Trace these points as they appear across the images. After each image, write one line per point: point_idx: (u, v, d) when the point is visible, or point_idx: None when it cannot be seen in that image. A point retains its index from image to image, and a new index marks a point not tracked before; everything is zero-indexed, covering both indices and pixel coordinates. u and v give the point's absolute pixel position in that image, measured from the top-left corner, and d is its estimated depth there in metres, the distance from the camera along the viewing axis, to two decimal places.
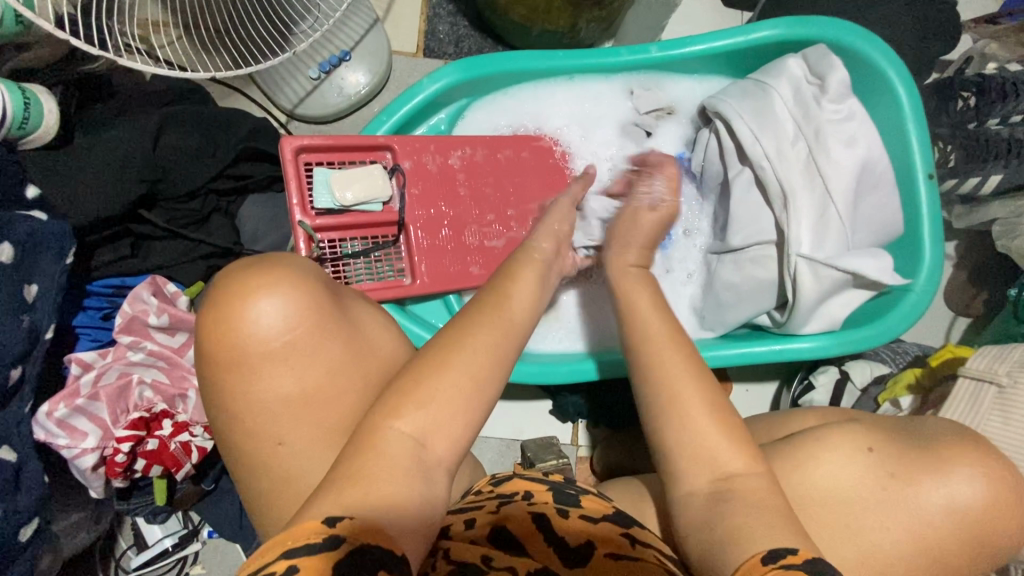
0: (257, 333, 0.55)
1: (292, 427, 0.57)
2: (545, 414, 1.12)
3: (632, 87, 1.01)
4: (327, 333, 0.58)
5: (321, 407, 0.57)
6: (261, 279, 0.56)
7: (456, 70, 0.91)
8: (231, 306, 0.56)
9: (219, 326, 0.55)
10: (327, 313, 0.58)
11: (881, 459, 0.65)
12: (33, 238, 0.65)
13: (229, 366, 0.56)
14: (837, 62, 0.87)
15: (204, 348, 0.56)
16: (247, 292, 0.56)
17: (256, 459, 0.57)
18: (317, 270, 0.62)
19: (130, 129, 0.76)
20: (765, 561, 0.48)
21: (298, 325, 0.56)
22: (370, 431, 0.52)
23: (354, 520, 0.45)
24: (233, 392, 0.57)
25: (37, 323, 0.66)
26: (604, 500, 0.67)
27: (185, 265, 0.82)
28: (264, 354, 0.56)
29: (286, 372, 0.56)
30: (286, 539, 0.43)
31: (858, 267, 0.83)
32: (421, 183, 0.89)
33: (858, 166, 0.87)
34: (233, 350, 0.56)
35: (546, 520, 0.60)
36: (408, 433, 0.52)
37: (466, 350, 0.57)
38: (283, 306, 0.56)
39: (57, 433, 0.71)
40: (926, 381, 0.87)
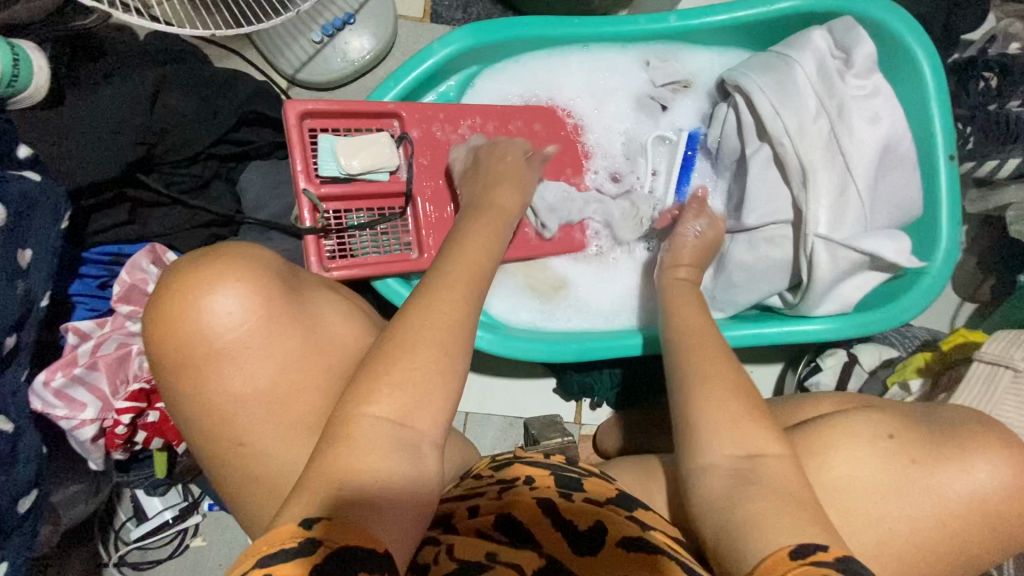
0: (202, 333, 0.53)
1: (282, 410, 0.55)
2: (549, 392, 1.11)
3: (648, 58, 0.98)
4: (279, 326, 0.56)
5: (285, 403, 0.56)
6: (201, 277, 0.54)
7: (466, 35, 0.87)
8: (173, 308, 0.53)
9: (162, 329, 0.53)
10: (278, 306, 0.56)
11: (902, 446, 0.64)
12: (26, 199, 0.62)
13: (179, 369, 0.54)
14: (864, 36, 0.84)
15: (153, 352, 0.54)
16: (190, 290, 0.54)
17: (261, 434, 0.55)
18: (265, 259, 0.59)
19: (126, 88, 0.72)
20: (793, 556, 0.46)
21: (245, 322, 0.54)
22: (347, 421, 0.49)
23: (332, 521, 0.43)
24: (192, 394, 0.55)
25: (32, 289, 0.62)
26: (606, 483, 0.66)
27: (183, 233, 0.79)
28: (211, 354, 0.54)
29: (237, 371, 0.54)
30: (261, 546, 0.41)
31: (875, 249, 0.81)
32: (429, 154, 0.86)
33: (881, 144, 0.85)
34: (180, 350, 0.54)
35: (554, 505, 0.60)
36: (386, 418, 0.49)
37: (431, 322, 0.54)
38: (232, 301, 0.54)
39: (54, 403, 0.68)
40: (937, 364, 0.87)
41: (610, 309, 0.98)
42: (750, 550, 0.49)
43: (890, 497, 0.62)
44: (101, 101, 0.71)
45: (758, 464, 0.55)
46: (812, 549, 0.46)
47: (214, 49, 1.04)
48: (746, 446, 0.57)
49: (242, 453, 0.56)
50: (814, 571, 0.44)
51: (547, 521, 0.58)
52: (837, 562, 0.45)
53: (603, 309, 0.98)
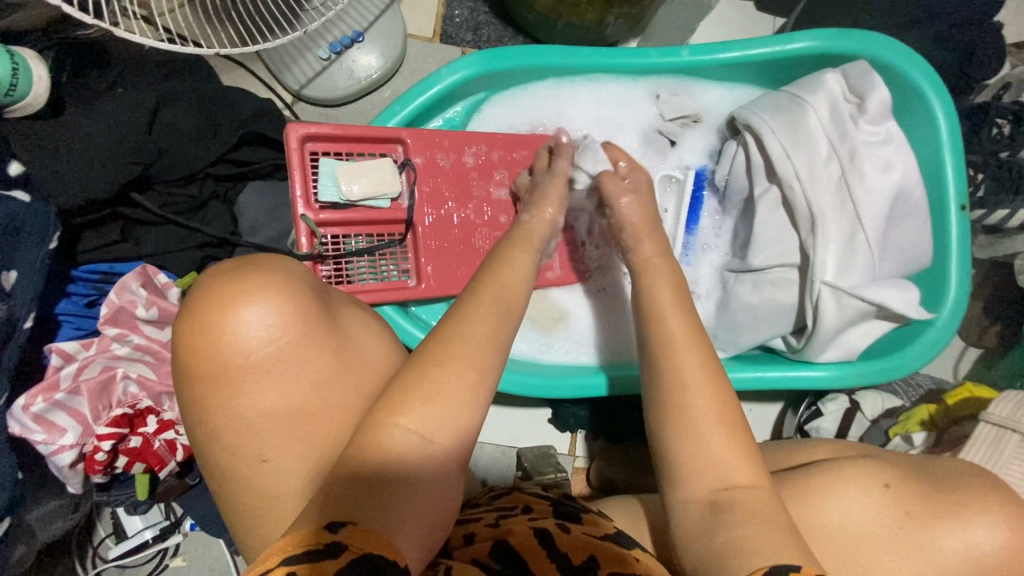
0: (239, 344, 0.51)
1: (275, 445, 0.53)
2: (543, 422, 1.09)
3: (658, 91, 0.97)
4: (315, 344, 0.53)
5: (311, 424, 0.53)
6: (239, 288, 0.51)
7: (476, 61, 0.86)
8: (210, 315, 0.51)
9: (196, 338, 0.51)
10: (316, 322, 0.54)
11: (897, 497, 0.62)
12: (15, 221, 0.60)
13: (210, 381, 0.52)
14: (878, 81, 0.83)
15: (181, 362, 0.52)
16: (228, 300, 0.51)
17: (238, 480, 0.53)
18: (302, 272, 0.57)
19: (126, 105, 0.70)
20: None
21: (282, 336, 0.52)
22: (371, 438, 0.47)
23: (356, 526, 0.42)
24: (218, 406, 0.52)
25: (15, 311, 0.61)
26: (606, 521, 0.63)
27: (176, 254, 0.77)
28: (244, 367, 0.51)
29: (271, 387, 0.52)
30: (285, 546, 0.40)
31: (883, 299, 0.79)
32: (432, 181, 0.85)
33: (893, 191, 0.83)
34: (213, 361, 0.51)
35: (548, 534, 0.58)
36: (415, 431, 0.48)
37: (463, 341, 0.53)
38: (268, 313, 0.51)
39: (34, 428, 0.66)
40: (941, 420, 0.85)
41: (618, 343, 0.96)
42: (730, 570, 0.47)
43: (886, 560, 0.59)
44: (97, 115, 0.69)
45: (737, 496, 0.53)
46: (784, 568, 0.45)
47: (222, 61, 1.04)
48: (725, 476, 0.54)
49: (222, 490, 0.54)
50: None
51: (539, 547, 0.56)
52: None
53: (611, 341, 0.96)
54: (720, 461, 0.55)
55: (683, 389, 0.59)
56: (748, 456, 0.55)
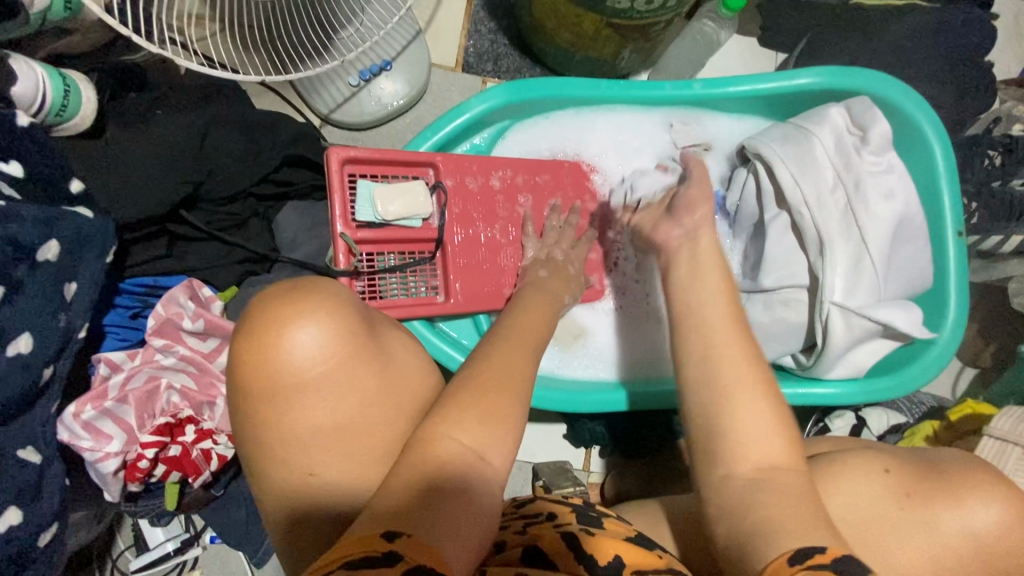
0: (292, 364, 0.54)
1: (323, 459, 0.56)
2: (558, 437, 1.12)
3: (672, 121, 1.03)
4: (362, 363, 0.57)
5: (357, 439, 0.56)
6: (294, 309, 0.54)
7: (503, 91, 0.91)
8: (266, 335, 0.54)
9: (252, 358, 0.54)
10: (363, 342, 0.57)
11: (897, 479, 0.66)
12: (80, 236, 0.63)
13: (264, 398, 0.55)
14: (880, 116, 0.89)
15: (237, 379, 0.55)
16: (282, 321, 0.54)
17: (298, 481, 0.56)
18: (348, 294, 0.60)
19: (179, 129, 0.75)
20: (792, 562, 0.48)
21: (333, 357, 0.55)
22: (425, 444, 0.52)
23: (411, 538, 0.45)
24: (273, 420, 0.55)
25: (73, 322, 0.64)
26: (624, 524, 0.67)
27: (220, 269, 0.80)
28: (297, 384, 0.54)
29: (321, 404, 0.55)
30: (347, 548, 0.44)
31: (889, 319, 0.84)
32: (461, 203, 0.89)
33: (896, 218, 0.88)
34: (269, 379, 0.54)
35: (575, 538, 0.60)
36: (468, 446, 0.53)
37: (495, 366, 0.60)
38: (321, 335, 0.55)
39: (82, 435, 0.68)
40: (946, 436, 0.89)
41: (635, 359, 1.01)
42: (756, 557, 0.50)
43: (899, 546, 0.62)
44: (152, 138, 0.73)
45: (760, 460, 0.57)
46: (810, 552, 0.48)
47: (253, 85, 1.09)
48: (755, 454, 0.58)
49: (275, 494, 0.57)
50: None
51: (566, 548, 0.59)
52: (834, 564, 0.47)
53: (629, 357, 1.00)
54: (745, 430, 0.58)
55: None
56: (773, 429, 0.58)
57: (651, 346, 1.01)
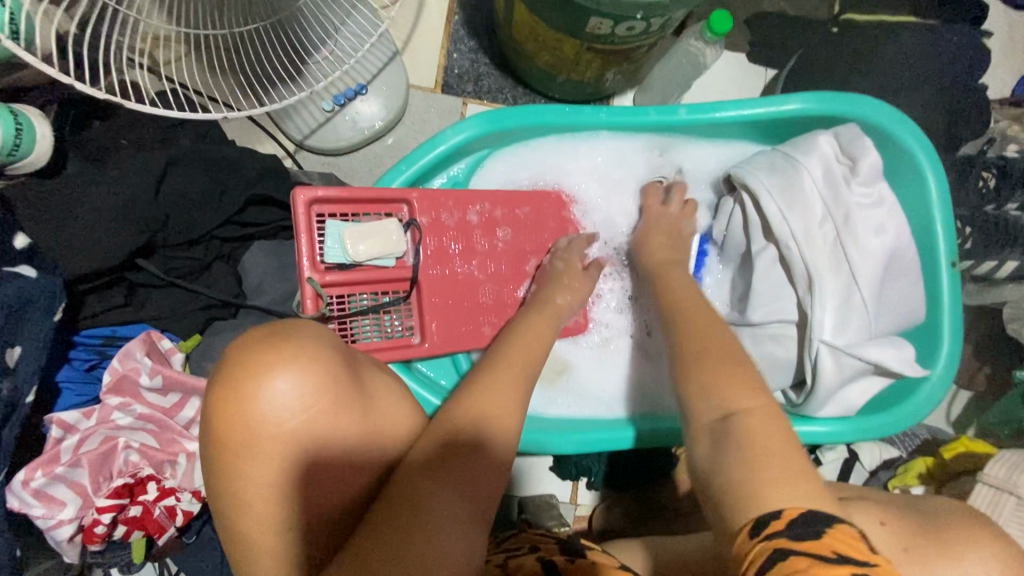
0: (272, 414, 0.51)
1: (304, 509, 0.53)
2: (545, 470, 1.09)
3: (657, 147, 0.99)
4: (345, 411, 0.54)
5: (338, 488, 0.55)
6: (272, 357, 0.51)
7: (480, 121, 0.88)
8: (244, 385, 0.51)
9: (230, 410, 0.51)
10: (346, 388, 0.54)
11: (894, 534, 0.64)
12: (23, 298, 0.59)
13: (241, 450, 0.51)
14: (870, 146, 0.86)
15: (213, 430, 0.52)
16: (261, 370, 0.51)
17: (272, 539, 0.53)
18: (330, 336, 0.57)
19: (133, 172, 0.70)
20: (752, 535, 0.48)
21: (314, 405, 0.52)
22: (406, 500, 0.51)
23: None
24: (243, 476, 0.52)
25: (18, 388, 0.60)
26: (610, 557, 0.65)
27: (180, 317, 0.76)
28: (279, 435, 0.51)
29: (302, 454, 0.52)
30: None
31: (880, 360, 0.81)
32: (437, 240, 0.86)
33: (886, 253, 0.86)
34: (247, 431, 0.51)
35: (554, 566, 0.59)
36: (448, 493, 0.52)
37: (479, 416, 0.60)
38: (302, 383, 0.51)
39: (32, 503, 0.65)
40: (939, 474, 0.86)
41: (622, 393, 0.98)
42: None
43: None
44: (104, 184, 0.69)
45: (735, 423, 0.57)
46: (767, 519, 0.48)
47: None
48: (722, 405, 0.59)
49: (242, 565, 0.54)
50: (769, 546, 0.46)
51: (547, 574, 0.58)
52: (790, 530, 0.47)
53: (616, 392, 0.98)
54: (724, 404, 0.59)
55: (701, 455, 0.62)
56: (756, 396, 0.59)
57: (642, 378, 0.98)
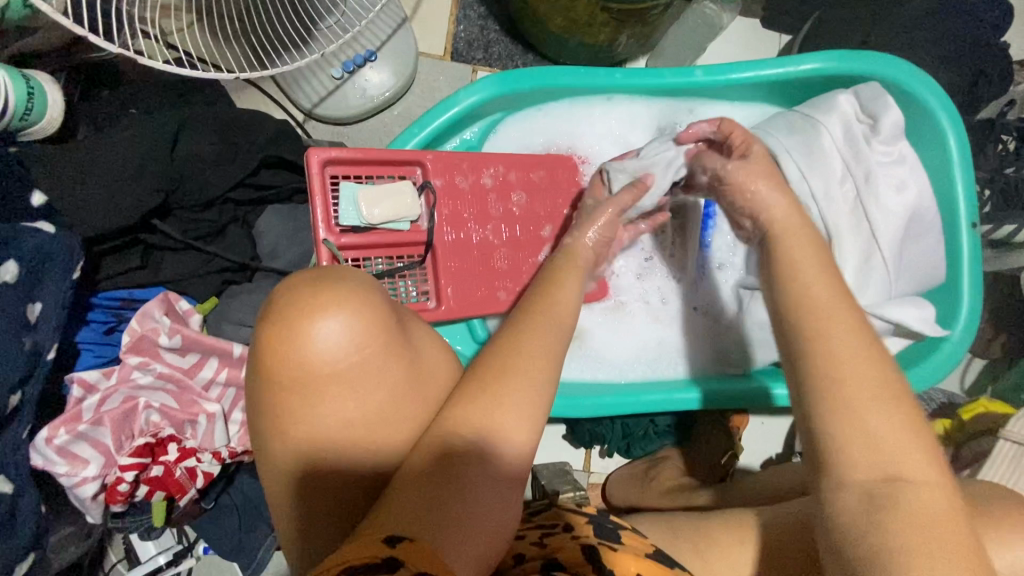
0: (324, 353, 0.50)
1: (345, 456, 0.53)
2: (558, 438, 1.09)
3: (671, 111, 0.98)
4: (393, 356, 0.53)
5: (378, 435, 0.53)
6: (327, 297, 0.51)
7: (492, 83, 0.86)
8: (298, 323, 0.50)
9: (282, 347, 0.50)
10: (395, 334, 0.53)
11: None
12: (41, 254, 0.59)
13: (293, 388, 0.51)
14: (891, 103, 0.84)
15: (265, 366, 0.51)
16: (315, 310, 0.50)
17: (319, 479, 0.53)
18: (379, 284, 0.56)
19: (147, 132, 0.70)
20: None
21: (366, 347, 0.51)
22: (439, 446, 0.50)
23: (414, 543, 0.43)
24: (292, 413, 0.52)
25: (40, 344, 0.60)
26: (641, 537, 0.64)
27: (197, 280, 0.76)
28: (330, 376, 0.51)
29: (351, 397, 0.52)
30: (348, 554, 0.40)
31: (901, 318, 0.80)
32: (450, 204, 0.85)
33: (907, 212, 0.85)
34: (298, 369, 0.50)
35: (595, 552, 0.56)
36: (472, 441, 0.50)
37: (524, 354, 0.55)
38: (356, 323, 0.51)
39: (56, 460, 0.66)
40: (958, 436, 0.86)
41: (640, 359, 0.98)
42: None
43: None
44: (118, 144, 0.68)
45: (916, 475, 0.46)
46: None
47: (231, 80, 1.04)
48: (889, 465, 0.47)
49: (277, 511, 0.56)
50: None
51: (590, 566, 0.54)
52: None
53: (634, 357, 0.98)
54: (889, 449, 0.47)
55: None
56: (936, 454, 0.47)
57: (657, 343, 0.98)
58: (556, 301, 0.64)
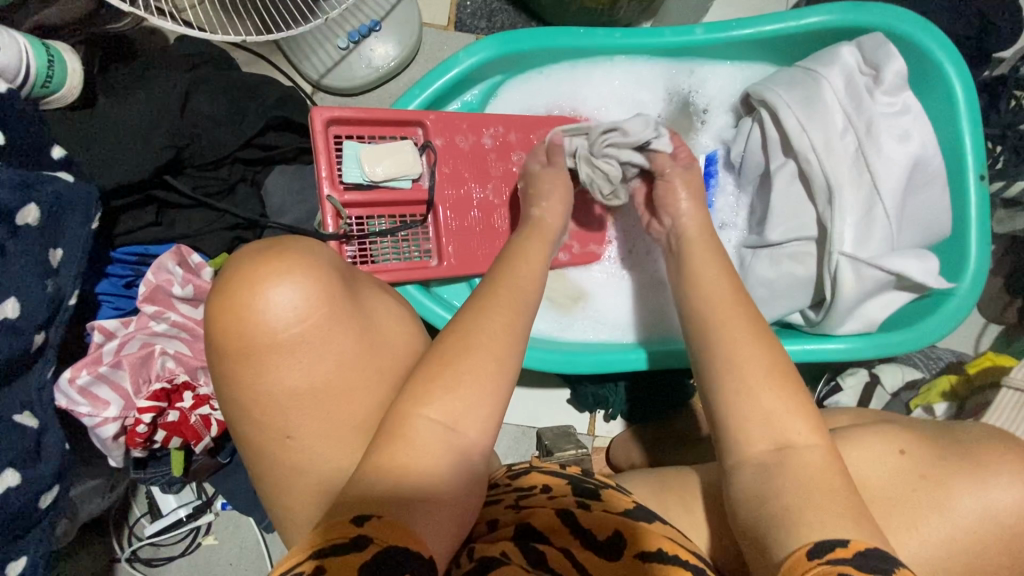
0: (267, 322, 0.52)
1: (302, 424, 0.54)
2: (562, 403, 1.11)
3: (674, 72, 0.98)
4: (340, 325, 0.54)
5: (334, 403, 0.54)
6: (268, 268, 0.52)
7: (492, 44, 0.87)
8: (240, 294, 0.52)
9: (226, 317, 0.52)
10: (342, 303, 0.54)
11: (915, 462, 0.61)
12: (61, 201, 0.63)
13: (239, 357, 0.53)
14: (894, 52, 0.83)
15: (213, 337, 0.53)
16: (258, 280, 0.52)
17: (281, 444, 0.54)
18: (330, 256, 0.58)
19: (159, 93, 0.73)
20: (810, 555, 0.48)
21: (309, 316, 0.53)
22: (406, 417, 0.51)
23: (381, 518, 0.44)
24: (242, 382, 0.53)
25: (62, 288, 0.64)
26: (625, 495, 0.61)
27: (209, 235, 0.79)
28: (272, 345, 0.52)
29: (296, 365, 0.53)
30: (316, 539, 0.42)
31: (903, 269, 0.80)
32: (451, 163, 0.87)
33: (912, 163, 0.84)
34: (242, 339, 0.52)
35: (570, 514, 0.56)
36: (438, 421, 0.51)
37: (485, 332, 0.57)
38: (297, 293, 0.52)
39: (79, 400, 0.70)
40: (963, 390, 0.86)
41: (642, 320, 0.98)
42: (777, 547, 0.50)
43: (908, 522, 0.58)
44: (133, 104, 0.72)
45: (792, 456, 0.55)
46: (830, 544, 0.48)
47: (242, 53, 1.07)
48: (777, 434, 0.56)
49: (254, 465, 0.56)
50: (834, 569, 0.46)
51: (565, 531, 0.55)
52: (856, 560, 0.46)
53: (636, 317, 0.98)
54: (776, 431, 0.56)
55: (718, 349, 0.63)
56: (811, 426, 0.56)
57: (660, 307, 0.98)
58: (524, 270, 0.66)
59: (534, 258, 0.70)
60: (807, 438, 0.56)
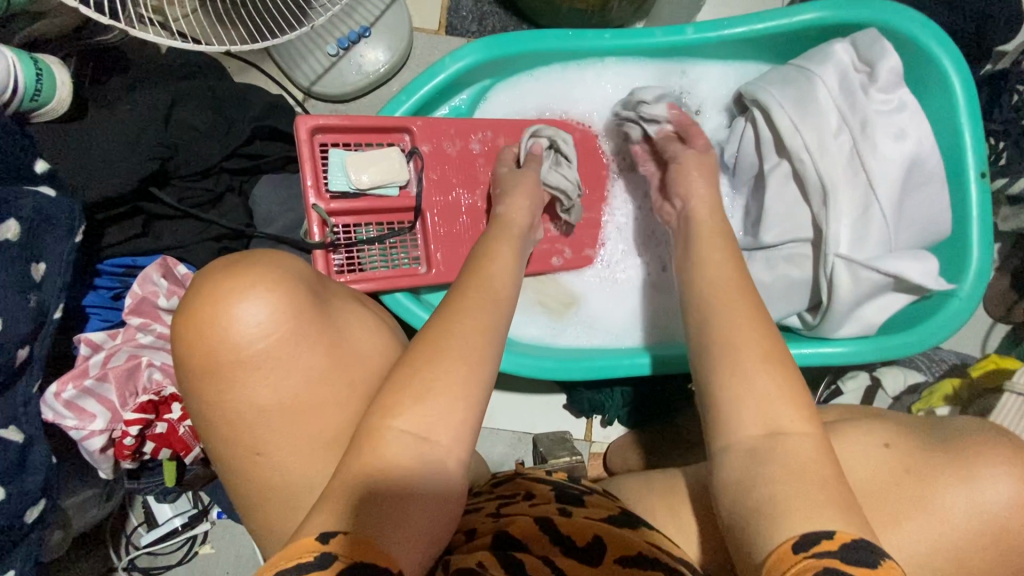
0: (232, 339, 0.52)
1: (277, 437, 0.53)
2: (558, 407, 1.10)
3: (665, 72, 0.97)
4: (307, 340, 0.53)
5: (305, 418, 0.54)
6: (231, 285, 0.52)
7: (479, 48, 0.86)
8: (204, 311, 0.52)
9: (191, 334, 0.52)
10: (309, 317, 0.54)
11: (913, 468, 0.59)
12: (41, 214, 0.63)
13: (205, 374, 0.52)
14: (889, 49, 0.81)
15: (179, 353, 0.53)
16: (222, 298, 0.52)
17: (255, 457, 0.54)
18: (298, 269, 0.57)
19: (143, 104, 0.73)
20: (797, 548, 0.45)
21: (275, 331, 0.52)
22: (380, 427, 0.49)
23: (348, 535, 0.44)
24: (212, 398, 0.53)
25: (45, 302, 0.63)
26: (610, 501, 0.61)
27: (196, 246, 0.79)
28: (236, 362, 0.52)
29: (264, 381, 0.52)
30: (280, 559, 0.42)
31: (900, 270, 0.78)
32: (438, 169, 0.86)
33: (908, 161, 0.82)
34: (207, 356, 0.52)
35: (550, 522, 0.55)
36: (407, 430, 0.49)
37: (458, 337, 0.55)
38: (262, 309, 0.52)
39: (65, 413, 0.70)
40: (965, 393, 0.84)
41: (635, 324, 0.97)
42: (759, 540, 0.47)
43: (906, 533, 0.56)
44: (116, 116, 0.72)
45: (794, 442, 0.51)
46: (815, 538, 0.45)
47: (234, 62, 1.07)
48: (779, 425, 0.53)
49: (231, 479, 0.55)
50: (820, 563, 0.43)
51: (543, 541, 0.53)
52: (845, 552, 0.44)
53: (629, 321, 0.97)
54: (772, 417, 0.52)
55: None
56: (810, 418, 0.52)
57: (653, 309, 0.97)
58: (502, 270, 0.64)
59: (511, 258, 0.67)
60: (802, 426, 0.52)
